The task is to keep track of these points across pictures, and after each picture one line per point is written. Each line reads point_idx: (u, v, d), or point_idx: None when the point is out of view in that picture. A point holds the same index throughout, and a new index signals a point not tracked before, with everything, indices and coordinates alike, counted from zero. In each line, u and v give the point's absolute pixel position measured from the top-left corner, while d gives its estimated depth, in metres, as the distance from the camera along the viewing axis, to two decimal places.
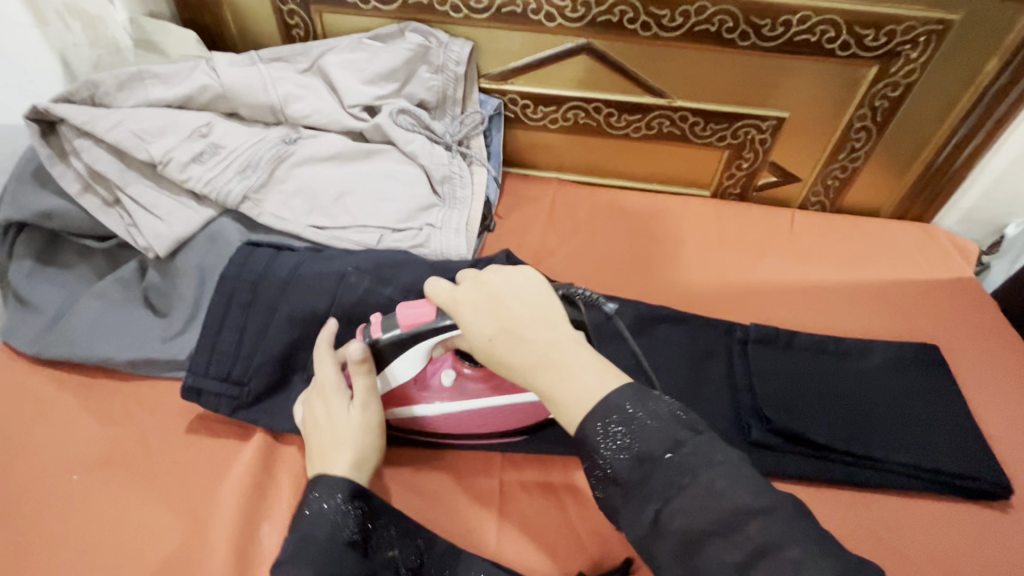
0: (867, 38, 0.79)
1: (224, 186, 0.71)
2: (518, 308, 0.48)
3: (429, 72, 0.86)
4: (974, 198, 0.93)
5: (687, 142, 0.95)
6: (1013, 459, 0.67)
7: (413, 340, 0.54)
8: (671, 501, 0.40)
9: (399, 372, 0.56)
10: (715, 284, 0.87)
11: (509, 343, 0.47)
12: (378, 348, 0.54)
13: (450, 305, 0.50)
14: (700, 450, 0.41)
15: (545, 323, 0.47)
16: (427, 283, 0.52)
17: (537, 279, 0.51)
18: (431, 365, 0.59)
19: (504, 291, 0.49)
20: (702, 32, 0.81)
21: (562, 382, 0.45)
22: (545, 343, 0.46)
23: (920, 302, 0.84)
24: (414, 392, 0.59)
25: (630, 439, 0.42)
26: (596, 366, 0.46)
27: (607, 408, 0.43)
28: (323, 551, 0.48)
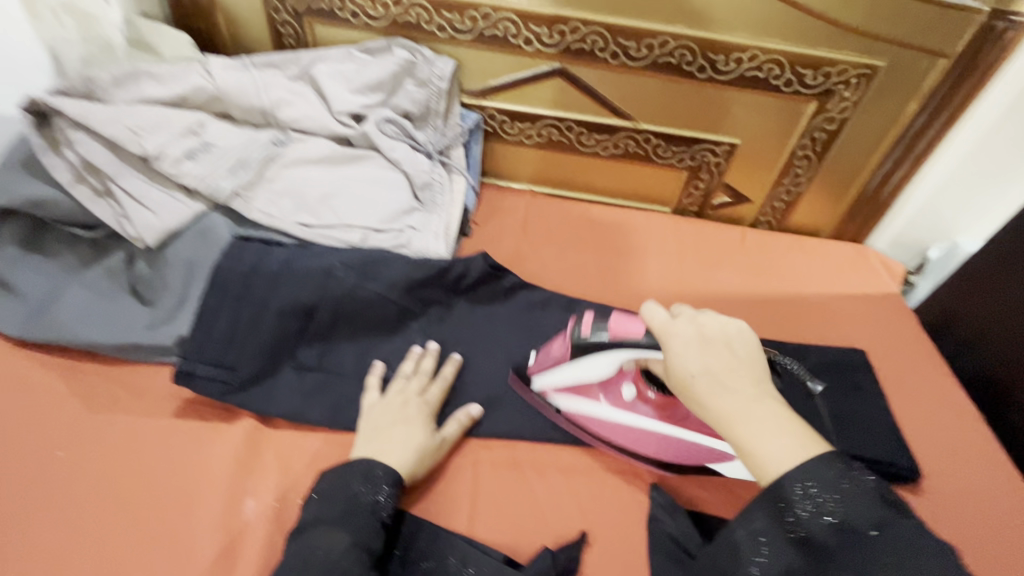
0: (807, 77, 0.89)
1: (216, 183, 0.75)
2: (729, 360, 0.54)
3: (414, 86, 0.92)
4: (901, 223, 1.05)
5: (650, 162, 1.03)
6: (925, 450, 0.76)
7: (610, 348, 0.63)
8: (870, 572, 0.42)
9: (588, 369, 0.67)
10: (674, 292, 0.95)
11: (714, 386, 0.52)
12: (581, 343, 0.64)
13: (661, 332, 0.57)
14: (906, 534, 0.43)
15: (749, 376, 0.53)
16: (643, 307, 0.58)
17: (747, 335, 0.56)
18: (616, 377, 0.68)
19: (720, 338, 0.55)
20: (664, 63, 0.90)
21: (746, 425, 0.50)
22: (747, 392, 0.52)
23: (853, 313, 0.94)
24: (588, 388, 0.69)
25: (836, 506, 0.45)
26: (775, 423, 0.50)
27: (821, 468, 0.47)
28: (365, 522, 0.55)
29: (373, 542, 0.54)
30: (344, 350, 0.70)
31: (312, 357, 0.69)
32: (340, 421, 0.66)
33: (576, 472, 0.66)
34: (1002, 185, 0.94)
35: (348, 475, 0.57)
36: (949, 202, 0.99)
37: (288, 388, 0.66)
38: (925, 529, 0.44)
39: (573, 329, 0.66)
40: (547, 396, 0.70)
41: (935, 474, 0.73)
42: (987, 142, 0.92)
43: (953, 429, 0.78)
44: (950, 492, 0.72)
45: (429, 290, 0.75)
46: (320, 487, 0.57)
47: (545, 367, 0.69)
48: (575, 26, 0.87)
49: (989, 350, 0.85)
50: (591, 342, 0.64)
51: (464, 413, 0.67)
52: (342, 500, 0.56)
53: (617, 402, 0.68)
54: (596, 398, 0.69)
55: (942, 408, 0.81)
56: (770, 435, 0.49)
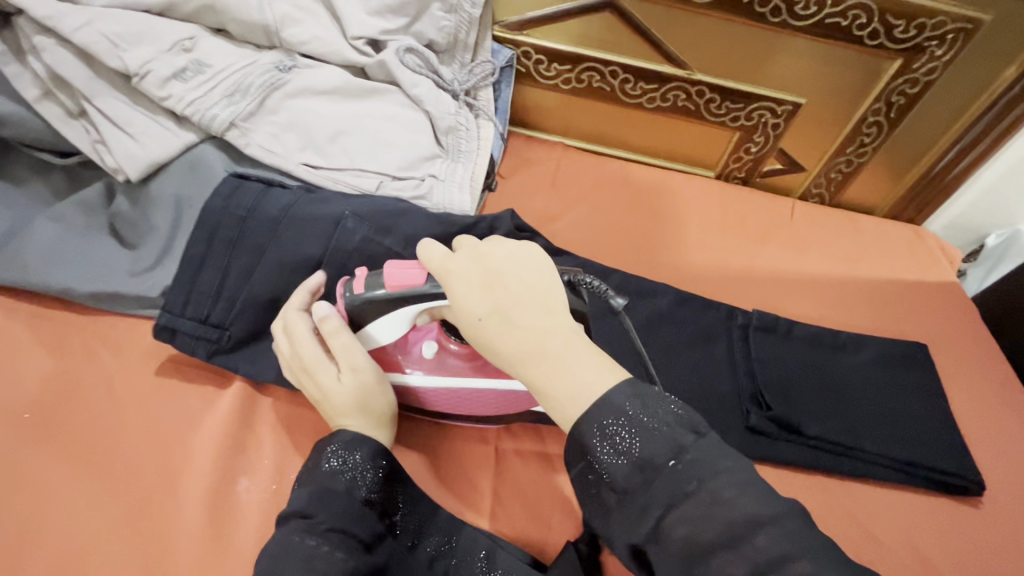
0: (898, 29, 0.77)
1: (209, 110, 0.64)
2: (512, 289, 0.43)
3: (442, 10, 0.78)
4: (962, 205, 0.95)
5: (700, 119, 0.92)
6: (985, 458, 0.69)
7: (396, 303, 0.51)
8: (672, 506, 0.38)
9: (380, 336, 0.54)
10: (717, 268, 0.86)
11: (499, 328, 0.43)
12: (355, 303, 0.52)
13: (443, 276, 0.46)
14: (703, 455, 0.39)
15: (544, 307, 0.43)
16: (419, 246, 0.47)
17: (540, 260, 0.46)
18: (415, 334, 0.56)
19: (496, 268, 0.44)
20: (733, 2, 0.78)
21: (553, 369, 0.42)
22: (542, 330, 0.43)
23: (911, 302, 0.86)
24: (393, 362, 0.57)
25: (639, 441, 0.39)
26: (574, 364, 0.42)
27: (626, 400, 0.41)
28: (342, 505, 0.46)
29: (359, 526, 0.47)
30: None
31: None
32: None
33: None
34: None
35: (321, 450, 0.49)
36: (1020, 186, 0.89)
37: None
38: (731, 452, 0.39)
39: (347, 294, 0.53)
40: None
41: (996, 487, 0.67)
42: None
43: (1016, 436, 0.72)
44: (1010, 507, 0.66)
45: (449, 250, 0.66)
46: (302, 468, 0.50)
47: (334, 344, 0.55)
48: None
49: None
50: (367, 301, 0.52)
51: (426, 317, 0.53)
52: (312, 485, 0.47)
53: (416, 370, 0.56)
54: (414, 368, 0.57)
55: (1006, 413, 0.74)
56: (587, 378, 0.42)
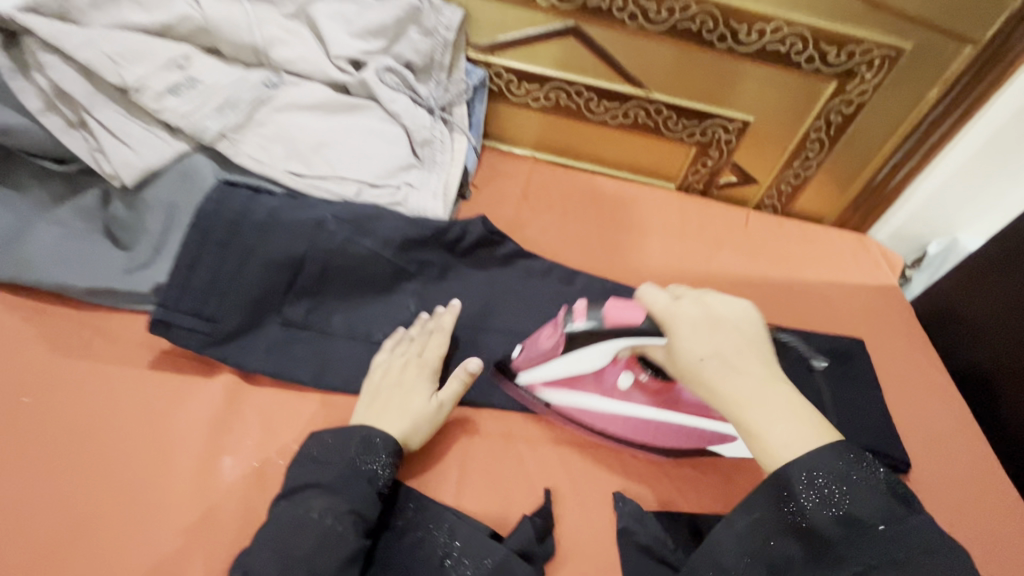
0: (830, 55, 0.86)
1: (201, 122, 0.70)
2: (741, 337, 0.51)
3: (418, 34, 0.86)
4: (903, 218, 1.03)
5: (659, 134, 1.00)
6: (915, 442, 0.76)
7: (608, 335, 0.59)
8: (873, 566, 0.43)
9: (587, 359, 0.62)
10: (676, 272, 0.93)
11: (723, 369, 0.50)
12: (574, 334, 0.60)
13: (665, 316, 0.54)
14: (920, 528, 0.44)
15: (760, 357, 0.51)
16: (639, 294, 0.56)
17: (750, 314, 0.54)
18: (611, 366, 0.64)
19: (723, 317, 0.53)
20: (683, 29, 0.86)
21: (763, 413, 0.48)
22: (761, 376, 0.50)
23: (853, 303, 0.93)
24: (580, 381, 0.65)
25: (848, 501, 0.45)
26: (791, 410, 0.48)
27: (836, 457, 0.46)
28: (360, 491, 0.52)
29: (370, 512, 0.52)
30: (334, 308, 0.67)
31: (298, 314, 0.65)
32: (325, 381, 0.63)
33: (569, 447, 0.64)
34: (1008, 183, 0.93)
35: (357, 431, 0.56)
36: (954, 199, 0.98)
37: (273, 344, 0.63)
38: (931, 523, 0.44)
39: (565, 321, 0.61)
40: (531, 391, 0.65)
41: (923, 467, 0.73)
42: (996, 142, 0.90)
43: (942, 423, 0.79)
44: (936, 485, 0.72)
45: (424, 250, 0.72)
46: (314, 450, 0.55)
47: (541, 362, 0.63)
48: None
49: (980, 345, 0.86)
50: (585, 331, 0.60)
51: (462, 370, 0.62)
52: (337, 467, 0.53)
53: (609, 390, 0.65)
54: (589, 390, 0.65)
55: (935, 402, 0.81)
56: (795, 424, 0.47)
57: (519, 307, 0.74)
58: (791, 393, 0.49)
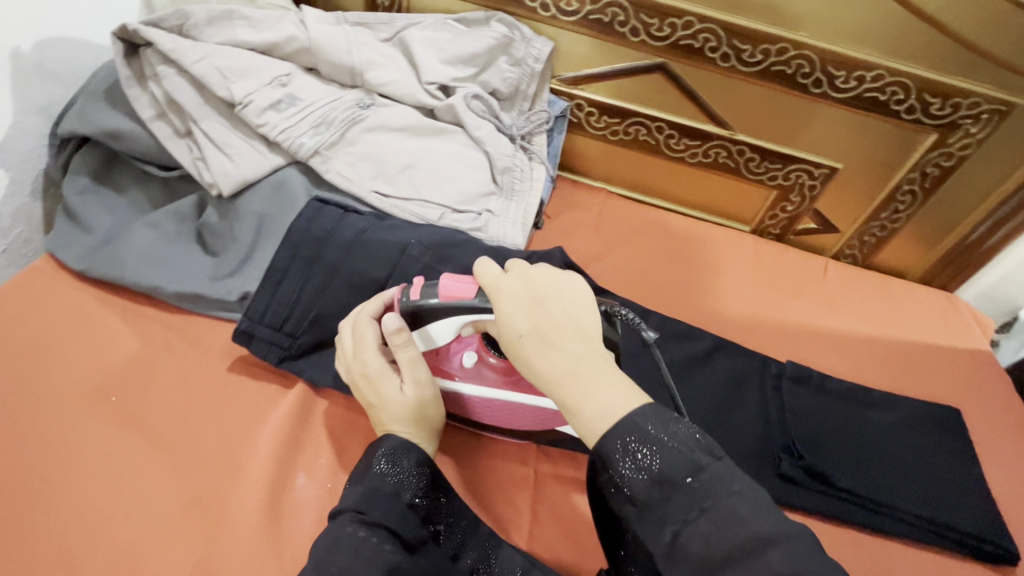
0: (933, 106, 0.82)
1: (297, 138, 0.71)
2: (557, 313, 0.46)
3: (507, 64, 0.87)
4: (996, 277, 0.98)
5: (739, 176, 0.98)
6: (1020, 527, 0.69)
7: (447, 314, 0.53)
8: (691, 523, 0.40)
9: (432, 339, 0.57)
10: (751, 317, 0.89)
11: (539, 347, 0.46)
12: (413, 308, 0.55)
13: (491, 292, 0.49)
14: (718, 477, 0.41)
15: (580, 331, 0.47)
16: (477, 264, 0.51)
17: (583, 291, 0.49)
18: (456, 344, 0.59)
19: (549, 294, 0.48)
20: (777, 73, 0.84)
21: (587, 389, 0.44)
22: (573, 351, 0.46)
23: (943, 366, 0.87)
24: (439, 363, 0.60)
25: (657, 457, 0.42)
26: (614, 386, 0.45)
27: (650, 411, 0.43)
28: (389, 505, 0.48)
29: (405, 529, 0.49)
30: None
31: None
32: None
33: None
34: None
35: (370, 452, 0.52)
36: None
37: None
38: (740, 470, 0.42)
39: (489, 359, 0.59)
40: None
41: None
42: None
43: None
44: None
45: None
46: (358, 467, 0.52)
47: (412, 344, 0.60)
48: (688, 21, 0.82)
49: None
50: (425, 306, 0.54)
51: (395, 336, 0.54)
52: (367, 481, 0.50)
53: (462, 374, 0.59)
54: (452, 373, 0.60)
55: None
56: (615, 400, 0.44)
57: None
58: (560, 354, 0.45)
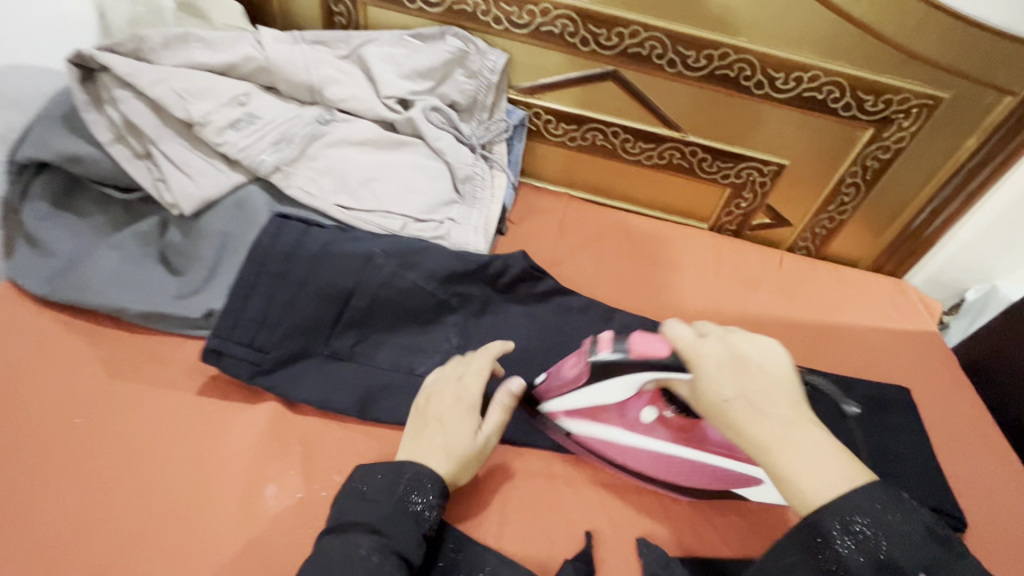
0: (867, 103, 0.87)
1: (257, 155, 0.73)
2: (772, 378, 0.51)
3: (464, 76, 0.90)
4: (941, 261, 1.03)
5: (694, 175, 1.02)
6: (969, 494, 0.73)
7: (630, 368, 0.58)
8: None
9: (606, 391, 0.61)
10: (713, 310, 0.92)
11: (750, 412, 0.49)
12: (599, 365, 0.59)
13: (685, 356, 0.54)
14: (927, 566, 0.42)
15: (790, 398, 0.50)
16: (663, 327, 0.56)
17: (779, 352, 0.53)
18: (633, 398, 0.62)
19: (753, 359, 0.52)
20: (721, 76, 0.88)
21: (789, 455, 0.47)
22: (786, 417, 0.49)
23: (894, 348, 0.92)
24: (602, 412, 0.63)
25: (887, 543, 0.43)
26: (828, 452, 0.47)
27: (863, 498, 0.44)
28: (408, 532, 0.51)
29: (416, 554, 0.51)
30: (379, 340, 0.68)
31: (345, 347, 0.66)
32: (369, 413, 0.63)
33: (611, 488, 0.63)
34: None
35: (398, 473, 0.54)
36: (993, 245, 0.98)
37: (318, 376, 0.64)
38: (979, 574, 0.43)
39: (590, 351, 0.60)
40: (557, 420, 0.65)
41: (981, 523, 0.70)
42: None
43: (996, 473, 0.76)
44: (996, 542, 0.68)
45: (465, 284, 0.74)
46: (367, 484, 0.54)
47: (563, 388, 0.63)
48: (635, 30, 0.86)
49: None
50: (611, 362, 0.59)
51: (506, 393, 0.60)
52: (385, 505, 0.52)
53: (632, 424, 0.63)
54: (614, 422, 0.63)
55: (987, 453, 0.78)
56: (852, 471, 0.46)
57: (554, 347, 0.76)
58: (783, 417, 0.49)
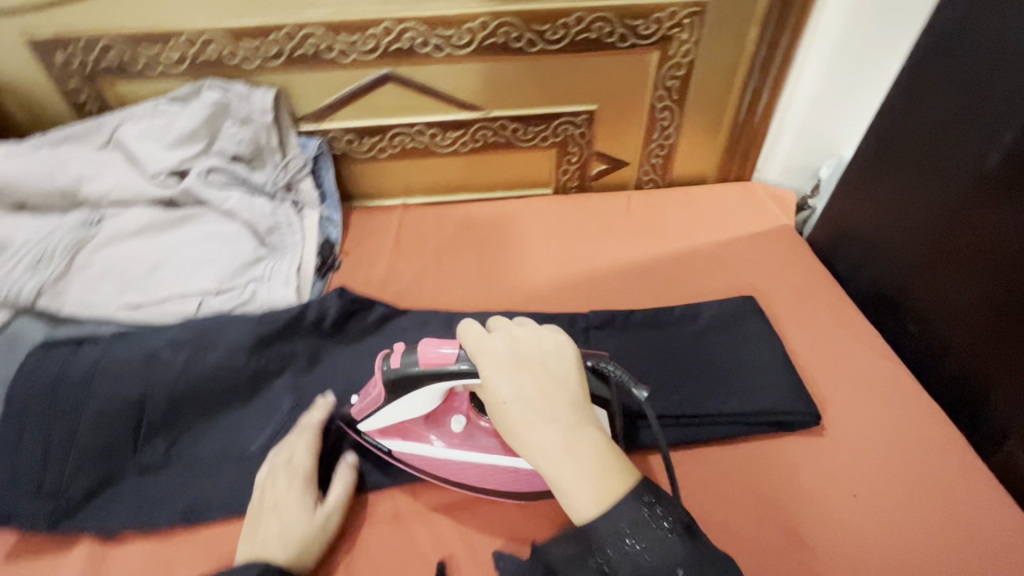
0: (640, 28, 0.85)
1: (14, 284, 0.69)
2: (552, 379, 0.52)
3: (235, 126, 0.85)
4: (786, 152, 1.03)
5: (515, 147, 0.99)
6: (827, 382, 0.74)
7: (429, 379, 0.56)
8: None
9: (408, 409, 0.60)
10: (565, 275, 0.89)
11: (529, 418, 0.50)
12: (394, 376, 0.57)
13: (473, 355, 0.54)
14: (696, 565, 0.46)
15: (569, 398, 0.52)
16: (460, 327, 0.56)
17: (566, 351, 0.54)
18: (443, 407, 0.63)
19: (537, 359, 0.53)
20: (492, 46, 0.85)
21: (551, 470, 0.49)
22: (566, 422, 0.50)
23: (744, 256, 0.92)
24: (417, 428, 0.62)
25: (645, 544, 0.47)
26: (601, 473, 0.49)
27: (631, 505, 0.48)
28: None
29: None
30: (196, 437, 0.64)
31: (157, 457, 0.62)
32: (194, 518, 0.59)
33: (460, 507, 0.63)
34: (871, 86, 0.91)
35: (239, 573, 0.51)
36: (826, 119, 0.97)
37: (129, 497, 0.60)
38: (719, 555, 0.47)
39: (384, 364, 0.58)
40: (376, 441, 0.63)
41: (838, 407, 0.71)
42: (843, 53, 0.88)
43: (852, 352, 0.77)
44: (855, 422, 0.70)
45: (282, 344, 0.71)
46: None
47: (367, 412, 0.61)
48: (386, 27, 0.81)
49: (880, 260, 0.81)
50: (403, 373, 0.56)
51: (344, 466, 0.62)
52: None
53: (448, 438, 0.62)
54: (428, 436, 0.62)
55: (842, 333, 0.79)
56: (600, 483, 0.48)
57: None
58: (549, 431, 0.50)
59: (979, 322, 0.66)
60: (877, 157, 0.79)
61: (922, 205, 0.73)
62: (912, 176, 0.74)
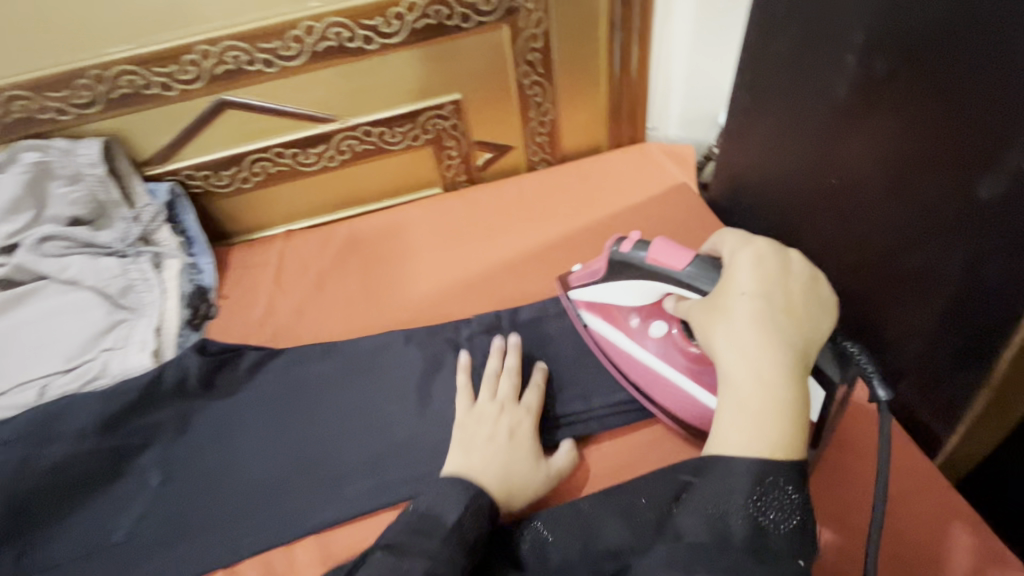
0: (479, 4, 0.79)
1: None
2: (784, 300, 0.49)
3: (65, 186, 0.77)
4: (680, 104, 0.99)
5: (388, 151, 0.92)
6: None
7: (650, 272, 0.60)
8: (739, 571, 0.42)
9: (620, 292, 0.66)
10: (455, 280, 0.84)
11: (743, 328, 0.48)
12: (619, 258, 0.64)
13: (733, 256, 0.53)
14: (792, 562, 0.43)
15: (798, 320, 0.48)
16: (717, 235, 0.58)
17: (818, 278, 0.51)
18: (654, 309, 0.66)
19: (779, 275, 0.50)
20: (326, 51, 0.78)
21: (736, 398, 0.47)
22: (775, 352, 0.47)
23: (637, 226, 0.88)
24: (619, 314, 0.68)
25: (776, 517, 0.44)
26: (769, 418, 0.45)
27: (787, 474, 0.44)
28: None
29: None
30: (49, 535, 0.60)
31: (8, 565, 0.58)
32: None
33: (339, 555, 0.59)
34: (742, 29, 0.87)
35: None
36: (713, 68, 0.92)
37: None
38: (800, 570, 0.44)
39: (615, 248, 0.65)
40: (581, 309, 0.71)
41: None
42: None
43: None
44: None
45: (138, 416, 0.66)
46: None
47: (587, 283, 0.70)
48: (203, 51, 0.75)
49: (774, 191, 0.72)
50: (632, 259, 0.62)
51: (568, 447, 0.63)
52: None
53: (637, 333, 0.66)
54: (625, 325, 0.67)
55: None
56: (784, 405, 0.45)
57: (273, 424, 0.68)
58: (829, 332, 0.50)
59: (854, 263, 0.62)
60: (751, 79, 0.70)
61: (805, 120, 0.63)
62: (777, 106, 0.67)
